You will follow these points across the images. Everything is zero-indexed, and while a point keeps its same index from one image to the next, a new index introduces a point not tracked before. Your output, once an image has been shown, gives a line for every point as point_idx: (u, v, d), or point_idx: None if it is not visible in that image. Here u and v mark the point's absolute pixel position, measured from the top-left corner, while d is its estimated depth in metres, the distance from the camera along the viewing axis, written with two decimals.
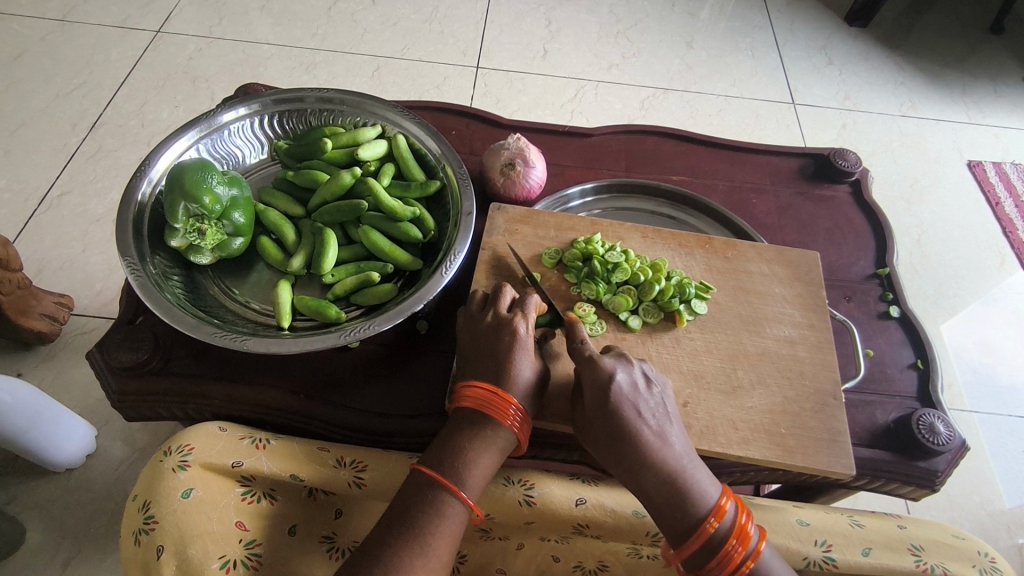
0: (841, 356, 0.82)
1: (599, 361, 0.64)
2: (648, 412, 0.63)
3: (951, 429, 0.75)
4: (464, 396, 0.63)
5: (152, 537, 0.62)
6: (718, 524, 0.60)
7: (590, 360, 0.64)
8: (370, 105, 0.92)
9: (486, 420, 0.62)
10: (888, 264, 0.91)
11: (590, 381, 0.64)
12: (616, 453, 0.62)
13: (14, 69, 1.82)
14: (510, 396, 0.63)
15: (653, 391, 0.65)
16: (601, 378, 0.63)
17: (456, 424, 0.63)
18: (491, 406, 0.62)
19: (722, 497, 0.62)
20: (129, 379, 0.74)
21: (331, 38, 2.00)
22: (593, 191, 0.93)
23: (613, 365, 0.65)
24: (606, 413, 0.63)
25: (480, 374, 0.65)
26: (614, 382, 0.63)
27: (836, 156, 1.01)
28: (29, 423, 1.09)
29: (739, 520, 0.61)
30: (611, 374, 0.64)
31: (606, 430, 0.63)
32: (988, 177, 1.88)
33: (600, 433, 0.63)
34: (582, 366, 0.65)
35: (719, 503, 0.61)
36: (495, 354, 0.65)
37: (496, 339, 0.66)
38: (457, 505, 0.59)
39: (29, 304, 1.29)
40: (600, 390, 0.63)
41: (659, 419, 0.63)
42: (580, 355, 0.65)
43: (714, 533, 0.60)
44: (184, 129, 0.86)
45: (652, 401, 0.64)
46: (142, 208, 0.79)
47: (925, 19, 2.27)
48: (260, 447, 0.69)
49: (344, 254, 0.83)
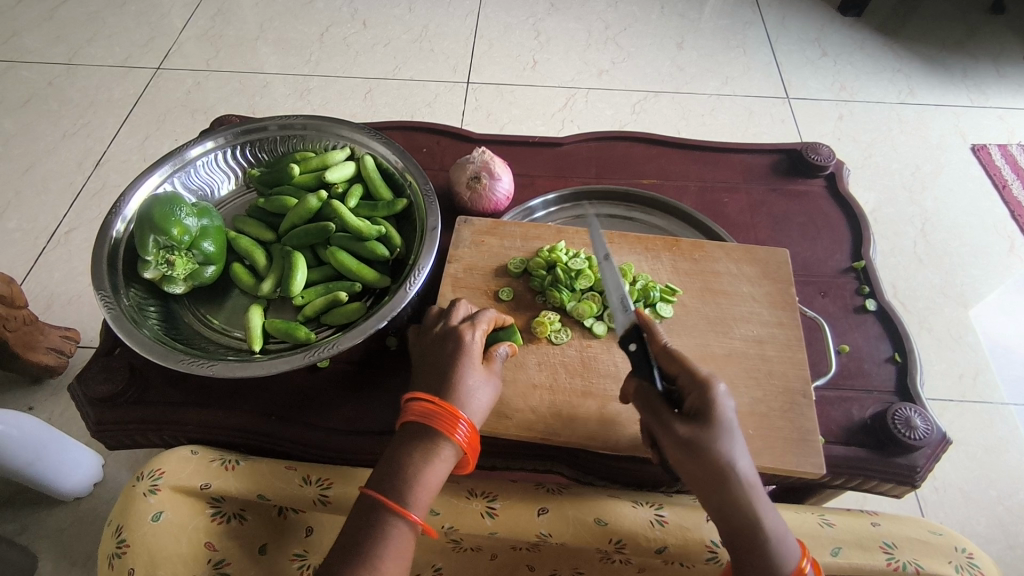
0: (813, 354, 0.80)
1: (716, 386, 0.60)
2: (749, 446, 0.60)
3: (928, 423, 0.73)
4: (409, 411, 0.63)
5: (124, 560, 0.65)
6: None
7: (703, 382, 0.60)
8: (337, 128, 0.94)
9: (427, 433, 0.62)
10: (864, 257, 0.90)
11: (706, 410, 0.59)
12: (727, 488, 0.58)
13: (22, 114, 1.90)
14: (454, 408, 0.62)
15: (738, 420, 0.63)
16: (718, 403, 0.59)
17: (394, 440, 0.63)
18: (434, 418, 0.62)
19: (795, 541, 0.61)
20: (106, 410, 0.76)
21: (324, 63, 2.04)
22: (558, 200, 0.93)
23: (725, 390, 0.61)
24: (722, 445, 0.58)
25: (425, 388, 0.66)
26: (730, 412, 0.60)
27: (808, 150, 1.00)
28: (34, 456, 1.12)
29: None
30: (727, 400, 0.60)
31: (719, 461, 0.58)
32: (993, 160, 1.84)
33: (711, 466, 0.58)
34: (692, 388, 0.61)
35: (799, 566, 0.58)
36: (441, 366, 0.66)
37: (442, 351, 0.67)
38: (395, 523, 0.58)
39: (35, 339, 1.33)
40: (719, 415, 0.59)
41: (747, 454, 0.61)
42: (693, 378, 0.61)
43: None
44: (156, 165, 0.88)
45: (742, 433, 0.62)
46: (116, 244, 0.82)
47: (922, 4, 2.23)
48: (228, 468, 0.70)
49: (315, 276, 0.84)
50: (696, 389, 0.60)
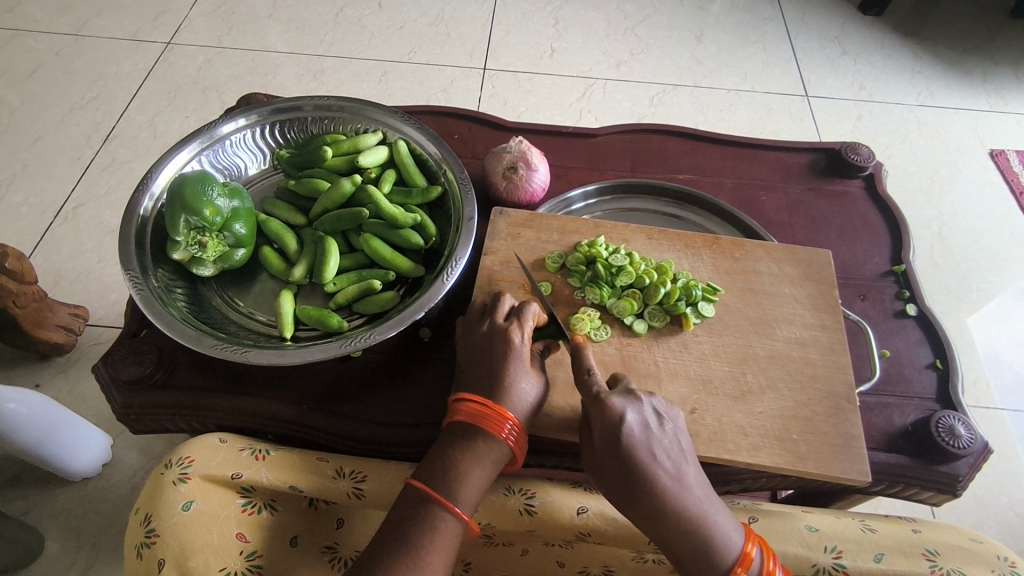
0: (855, 357, 0.79)
1: (609, 401, 0.62)
2: (663, 455, 0.61)
3: (972, 431, 0.72)
4: (458, 410, 0.64)
5: (153, 550, 0.62)
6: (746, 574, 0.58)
7: (598, 399, 0.62)
8: (370, 111, 0.92)
9: (477, 431, 0.62)
10: (904, 261, 0.89)
11: (598, 424, 0.62)
12: (631, 497, 0.60)
13: (29, 84, 1.86)
14: (504, 410, 0.63)
15: (667, 427, 0.63)
16: (612, 419, 0.61)
17: (441, 438, 0.64)
18: (485, 421, 0.62)
19: (746, 540, 0.60)
20: (133, 393, 0.74)
21: (338, 44, 2.01)
22: (596, 193, 0.92)
23: (623, 403, 0.62)
24: (616, 457, 0.60)
25: (472, 386, 0.66)
26: (624, 422, 0.61)
27: (848, 150, 0.98)
28: (44, 435, 1.10)
29: (767, 567, 0.60)
30: (621, 413, 0.61)
31: (619, 473, 0.60)
32: (1011, 166, 1.83)
33: (613, 478, 0.61)
34: (590, 406, 0.63)
35: (744, 551, 0.59)
36: (490, 365, 0.65)
37: (490, 349, 0.66)
38: (442, 517, 0.60)
39: (44, 316, 1.30)
40: (617, 431, 0.60)
41: (675, 459, 0.61)
42: (590, 395, 0.63)
43: None
44: (185, 141, 0.86)
45: (666, 440, 0.62)
46: (145, 222, 0.80)
47: (943, 5, 2.20)
48: (259, 458, 0.69)
49: (347, 263, 0.82)
50: (593, 406, 0.63)
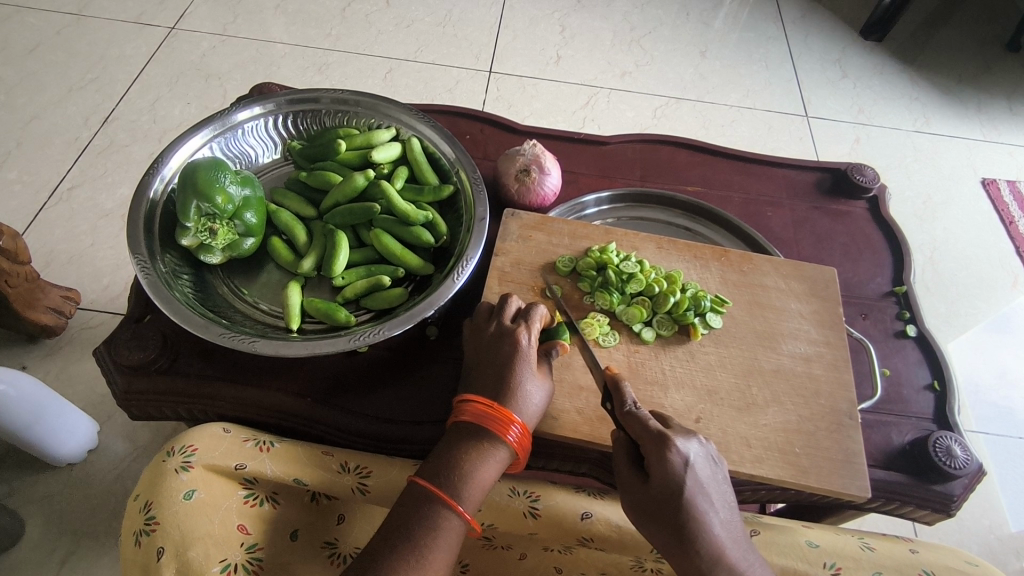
0: (857, 375, 0.80)
1: (673, 444, 0.60)
2: (717, 502, 0.60)
3: (968, 453, 0.73)
4: (464, 411, 0.64)
5: (153, 537, 0.61)
6: None
7: (660, 441, 0.60)
8: (385, 107, 0.91)
9: (483, 433, 0.62)
10: (905, 282, 0.90)
11: (659, 470, 0.59)
12: (683, 543, 0.58)
13: (28, 62, 1.83)
14: (510, 412, 0.63)
15: (719, 474, 0.62)
16: (676, 464, 0.59)
17: (444, 438, 0.64)
18: (490, 422, 0.62)
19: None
20: (135, 377, 0.73)
21: (344, 39, 2.00)
22: (609, 200, 0.93)
23: (685, 447, 0.60)
24: (675, 505, 0.59)
25: (477, 387, 0.66)
26: (687, 470, 0.59)
27: (854, 171, 1.00)
28: (33, 417, 1.08)
29: None
30: (685, 460, 0.59)
31: (672, 520, 0.59)
32: (1001, 195, 1.86)
33: (665, 526, 0.59)
34: (651, 447, 0.60)
35: None
36: (497, 366, 0.65)
37: (497, 351, 0.66)
38: (446, 515, 0.59)
39: (36, 297, 1.27)
40: (681, 478, 0.59)
41: (725, 509, 0.61)
42: (653, 435, 0.60)
43: None
44: (198, 127, 0.86)
45: (719, 487, 0.61)
46: (154, 205, 0.79)
47: (941, 35, 2.25)
48: (263, 449, 0.69)
49: (356, 257, 0.82)
50: (653, 447, 0.60)
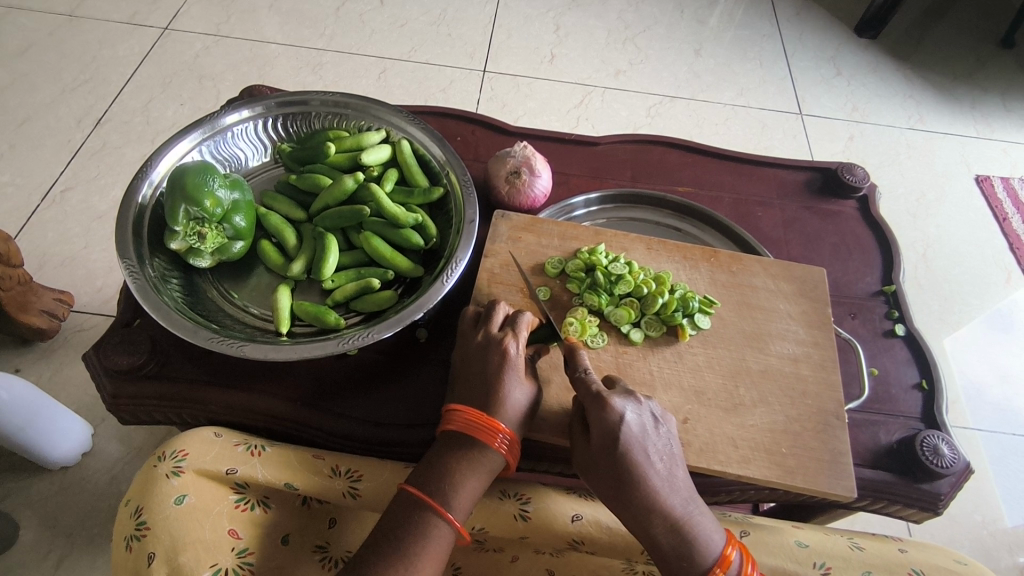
0: (845, 375, 0.81)
1: (609, 401, 0.62)
2: (655, 455, 0.62)
3: (955, 452, 0.74)
4: (452, 420, 0.64)
5: (143, 543, 0.61)
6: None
7: (597, 399, 0.63)
8: (374, 109, 0.92)
9: (473, 442, 0.62)
10: (894, 281, 0.90)
11: (598, 425, 0.62)
12: (620, 494, 0.61)
13: (21, 63, 1.82)
14: (497, 422, 0.63)
15: (661, 429, 0.64)
16: (610, 421, 0.62)
17: (433, 448, 0.64)
18: (479, 432, 0.62)
19: (729, 546, 0.62)
20: (124, 383, 0.74)
21: (338, 39, 1.99)
22: (598, 201, 0.93)
23: (623, 405, 0.63)
24: (612, 458, 0.62)
25: (464, 396, 0.66)
26: (621, 424, 0.62)
27: (844, 170, 1.00)
28: (25, 421, 1.07)
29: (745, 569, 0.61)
30: (621, 416, 0.62)
31: (609, 472, 0.62)
32: (995, 192, 1.87)
33: (604, 478, 0.62)
34: (589, 406, 0.63)
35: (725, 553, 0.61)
36: (485, 375, 0.66)
37: (485, 359, 0.66)
38: (434, 522, 0.60)
39: (29, 300, 1.27)
40: (615, 433, 0.61)
41: (665, 462, 0.63)
42: (589, 393, 0.63)
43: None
44: (187, 130, 0.86)
45: (659, 443, 0.63)
46: (143, 210, 0.79)
47: (936, 32, 2.25)
48: (255, 454, 0.69)
49: (346, 260, 0.82)
50: (592, 406, 0.63)
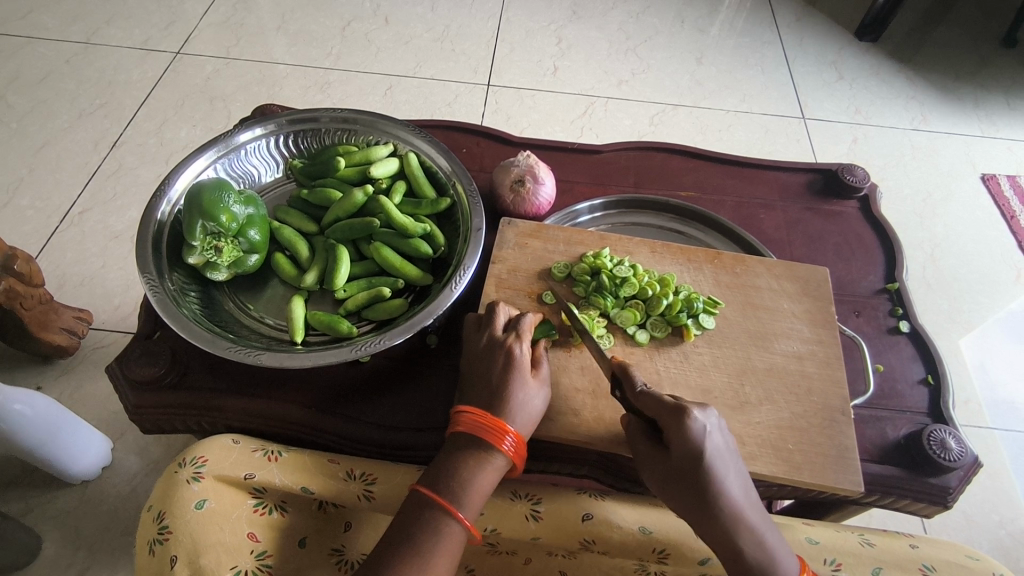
0: (851, 372, 0.82)
1: (690, 413, 0.62)
2: (734, 469, 0.62)
3: (962, 445, 0.74)
4: (459, 422, 0.66)
5: (166, 547, 0.64)
6: None
7: (678, 412, 0.62)
8: (382, 124, 0.94)
9: (480, 443, 0.64)
10: (898, 279, 0.91)
11: (680, 440, 0.61)
12: (706, 511, 0.61)
13: (39, 90, 1.88)
14: (503, 422, 0.64)
15: (732, 443, 0.64)
16: (696, 434, 0.61)
17: (441, 450, 0.66)
18: (485, 432, 0.64)
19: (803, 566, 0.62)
20: (146, 393, 0.76)
21: (345, 57, 2.04)
22: (602, 207, 0.95)
23: (701, 416, 0.63)
24: (698, 472, 0.61)
25: (469, 401, 0.68)
26: (707, 437, 0.61)
27: (844, 171, 1.02)
28: (47, 436, 1.09)
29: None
30: (702, 430, 0.62)
31: (696, 487, 0.61)
32: (1002, 191, 1.87)
33: (690, 494, 0.62)
34: (669, 419, 0.62)
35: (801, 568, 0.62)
36: (490, 379, 0.67)
37: (490, 361, 0.68)
38: (442, 518, 0.61)
39: (50, 318, 1.31)
40: (706, 448, 0.61)
41: (741, 475, 0.63)
42: (670, 408, 0.63)
43: None
44: (202, 149, 0.89)
45: (733, 455, 0.63)
46: (161, 226, 0.82)
47: (936, 34, 2.26)
48: (272, 459, 0.71)
49: (357, 270, 0.84)
50: (672, 420, 0.62)
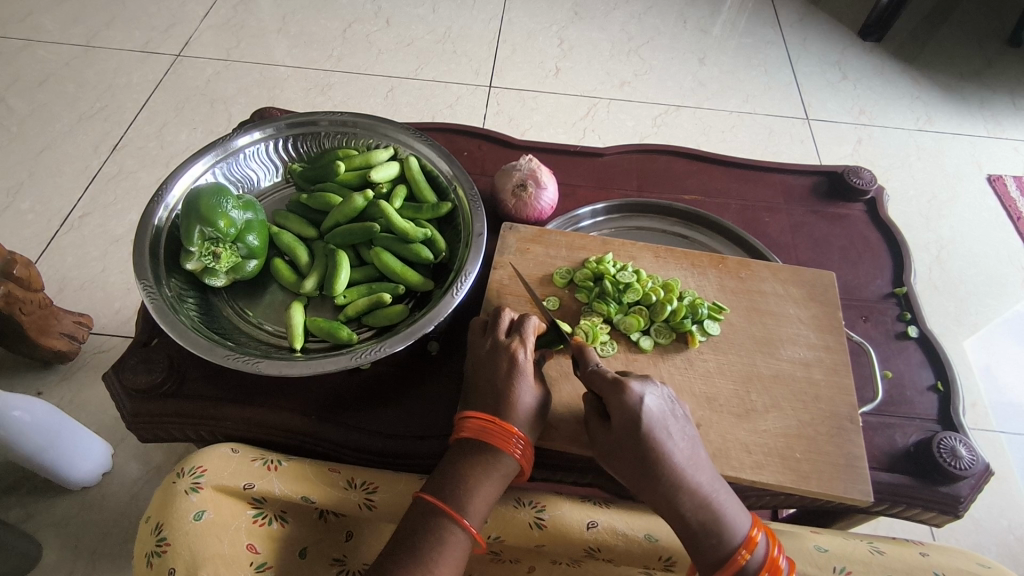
0: (859, 378, 0.80)
1: (627, 385, 0.63)
2: (677, 436, 0.63)
3: (973, 453, 0.73)
4: (464, 427, 0.65)
5: (164, 559, 0.62)
6: (750, 555, 0.60)
7: (616, 385, 0.63)
8: (382, 128, 0.93)
9: (486, 448, 0.63)
10: (905, 283, 0.90)
11: (619, 412, 0.62)
12: (647, 479, 0.62)
13: (39, 94, 1.87)
14: (510, 426, 0.64)
15: (677, 413, 0.65)
16: (631, 405, 0.62)
17: (446, 455, 0.65)
18: (492, 437, 0.63)
19: (753, 527, 0.62)
20: (143, 401, 0.75)
21: (346, 59, 2.03)
22: (604, 211, 0.94)
23: (640, 388, 0.63)
24: (636, 442, 0.61)
25: (473, 407, 0.67)
26: (643, 408, 0.62)
27: (850, 174, 1.00)
28: (46, 442, 1.08)
29: (771, 554, 0.61)
30: (641, 399, 0.62)
31: (635, 456, 0.62)
32: (1008, 191, 1.85)
33: (629, 463, 0.62)
34: (608, 393, 0.63)
35: (750, 535, 0.61)
36: (494, 384, 0.66)
37: (494, 366, 0.67)
38: (448, 525, 0.60)
39: (50, 324, 1.30)
40: (642, 419, 0.61)
41: (687, 443, 0.63)
42: (609, 382, 0.63)
43: (746, 564, 0.60)
44: (199, 153, 0.88)
45: (677, 424, 0.64)
46: (159, 232, 0.81)
47: (941, 33, 2.24)
48: (271, 468, 0.70)
49: (357, 276, 0.83)
50: (611, 393, 0.63)
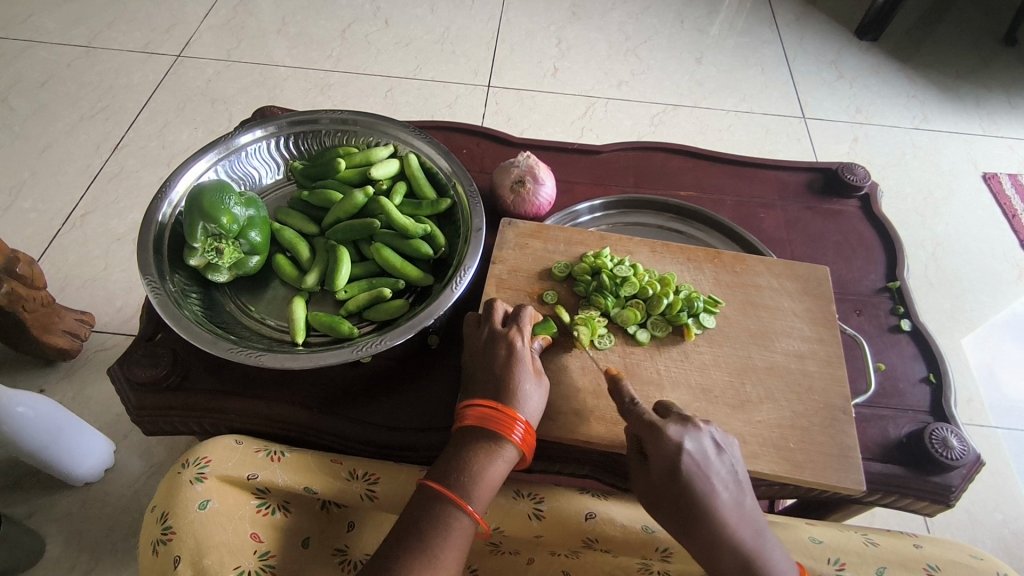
0: (852, 371, 0.82)
1: (666, 431, 0.63)
2: (720, 483, 0.63)
3: (964, 443, 0.74)
4: (467, 415, 0.66)
5: (169, 547, 0.64)
6: None
7: (654, 430, 0.64)
8: (382, 126, 0.94)
9: (489, 435, 0.64)
10: (899, 277, 0.91)
11: (658, 459, 0.63)
12: (689, 530, 0.62)
13: (41, 93, 1.88)
14: (512, 411, 0.65)
15: (725, 457, 0.64)
16: (671, 452, 0.62)
17: (449, 443, 0.66)
18: (494, 423, 0.64)
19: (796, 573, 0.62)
20: (147, 395, 0.76)
21: (345, 59, 2.04)
22: (602, 207, 0.95)
23: (680, 433, 0.64)
24: (677, 491, 0.62)
25: (474, 396, 0.68)
26: (684, 455, 0.62)
27: (844, 171, 1.02)
28: (50, 438, 1.10)
29: None
30: (681, 445, 0.63)
31: (676, 506, 0.62)
32: (1003, 189, 1.86)
33: (671, 512, 0.63)
34: (645, 436, 0.64)
35: None
36: (493, 373, 0.67)
37: (492, 355, 0.69)
38: (453, 511, 0.61)
39: (52, 321, 1.31)
40: (683, 467, 0.62)
41: (731, 489, 0.63)
42: (647, 427, 0.64)
43: None
44: (202, 151, 0.89)
45: (722, 469, 0.63)
46: (162, 228, 0.82)
47: (937, 32, 2.26)
48: (274, 459, 0.71)
49: (358, 271, 0.84)
50: (650, 439, 0.64)
